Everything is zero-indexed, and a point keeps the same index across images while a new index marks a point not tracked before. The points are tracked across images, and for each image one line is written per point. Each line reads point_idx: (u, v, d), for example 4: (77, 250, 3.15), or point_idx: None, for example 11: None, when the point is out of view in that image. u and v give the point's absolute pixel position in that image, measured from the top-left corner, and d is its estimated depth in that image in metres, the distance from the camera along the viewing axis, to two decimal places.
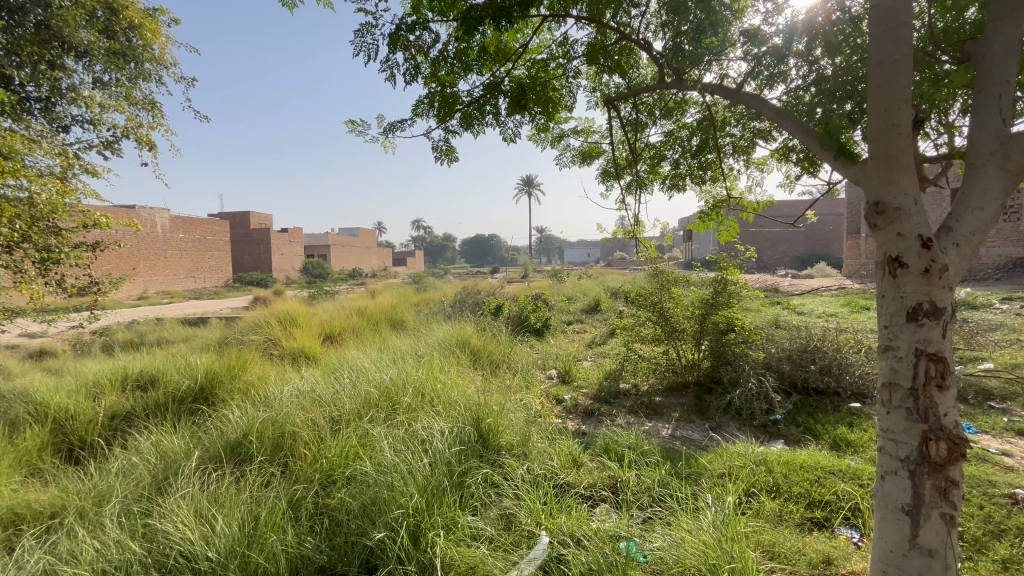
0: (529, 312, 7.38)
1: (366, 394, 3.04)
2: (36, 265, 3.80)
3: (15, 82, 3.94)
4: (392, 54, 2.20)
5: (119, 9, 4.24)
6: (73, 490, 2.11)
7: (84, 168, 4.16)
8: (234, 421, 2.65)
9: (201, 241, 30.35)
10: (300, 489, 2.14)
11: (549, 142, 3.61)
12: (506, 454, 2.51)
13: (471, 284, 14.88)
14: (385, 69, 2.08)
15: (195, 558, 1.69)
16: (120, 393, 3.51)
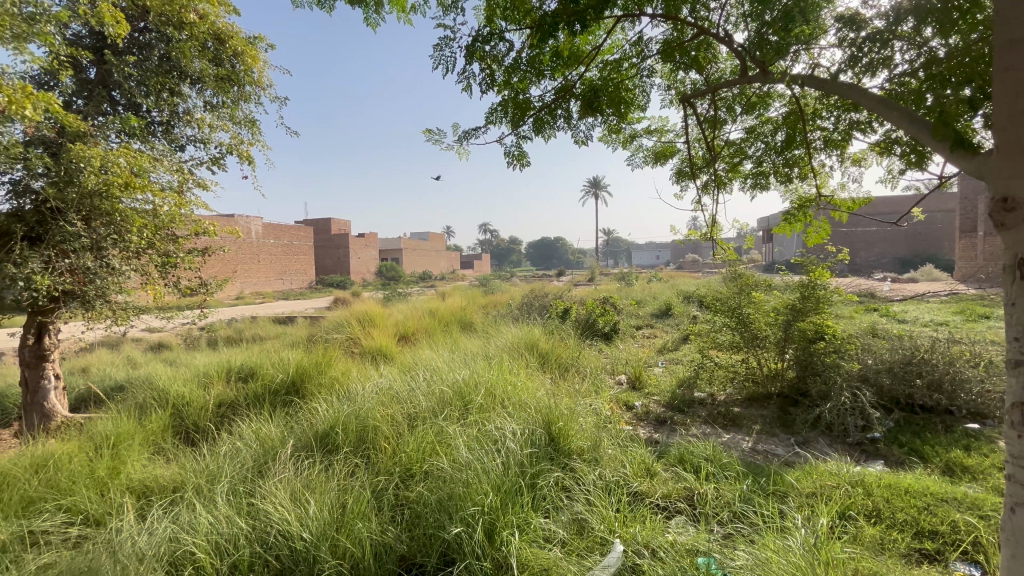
0: (597, 315, 7.28)
1: (440, 393, 3.15)
2: (157, 269, 4.30)
3: (143, 109, 4.52)
4: (468, 65, 2.34)
5: (225, 39, 4.65)
6: (190, 469, 2.38)
7: (197, 182, 4.67)
8: (322, 413, 2.86)
9: (289, 246, 32.98)
10: (382, 480, 2.26)
11: (621, 143, 3.58)
12: (578, 458, 2.50)
13: (539, 287, 14.95)
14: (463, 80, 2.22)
15: (292, 537, 1.84)
16: (225, 384, 3.92)
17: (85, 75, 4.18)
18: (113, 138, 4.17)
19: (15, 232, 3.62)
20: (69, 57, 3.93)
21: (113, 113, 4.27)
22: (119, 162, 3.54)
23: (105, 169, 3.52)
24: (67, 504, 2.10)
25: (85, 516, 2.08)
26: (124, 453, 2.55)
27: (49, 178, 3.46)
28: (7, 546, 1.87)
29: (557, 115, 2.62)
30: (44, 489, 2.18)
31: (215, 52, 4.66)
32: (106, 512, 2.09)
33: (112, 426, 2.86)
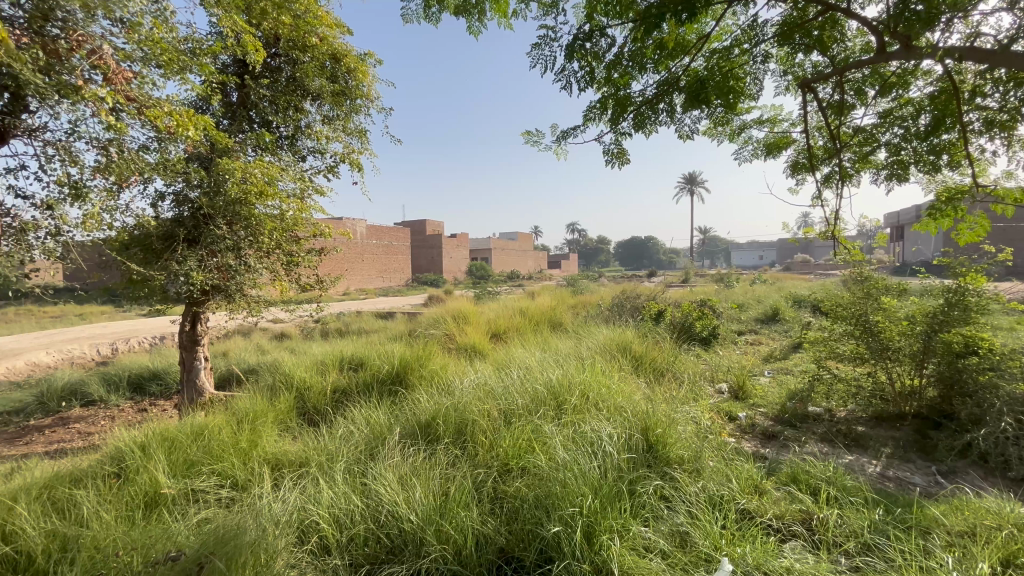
0: (694, 319, 6.89)
1: (535, 391, 3.20)
2: (283, 267, 4.83)
3: (273, 124, 5.10)
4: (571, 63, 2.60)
5: (341, 57, 5.07)
6: (313, 447, 2.64)
7: (316, 189, 5.18)
8: (424, 404, 3.04)
9: (389, 247, 35.41)
10: (481, 473, 2.35)
11: (727, 136, 3.40)
12: (678, 467, 2.39)
13: (629, 288, 14.57)
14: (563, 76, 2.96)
15: (400, 518, 1.98)
16: (339, 372, 4.30)
17: (230, 98, 4.81)
18: (251, 152, 4.77)
19: (177, 235, 4.27)
20: (220, 84, 4.57)
21: (252, 130, 4.89)
22: (255, 174, 4.03)
23: (245, 179, 4.05)
24: (218, 470, 2.43)
25: (232, 480, 2.40)
26: (260, 428, 2.90)
27: (202, 188, 4.03)
28: (175, 500, 2.21)
29: (659, 109, 2.76)
30: (201, 454, 2.55)
31: (332, 70, 5.11)
32: (248, 480, 2.39)
33: (251, 404, 3.28)
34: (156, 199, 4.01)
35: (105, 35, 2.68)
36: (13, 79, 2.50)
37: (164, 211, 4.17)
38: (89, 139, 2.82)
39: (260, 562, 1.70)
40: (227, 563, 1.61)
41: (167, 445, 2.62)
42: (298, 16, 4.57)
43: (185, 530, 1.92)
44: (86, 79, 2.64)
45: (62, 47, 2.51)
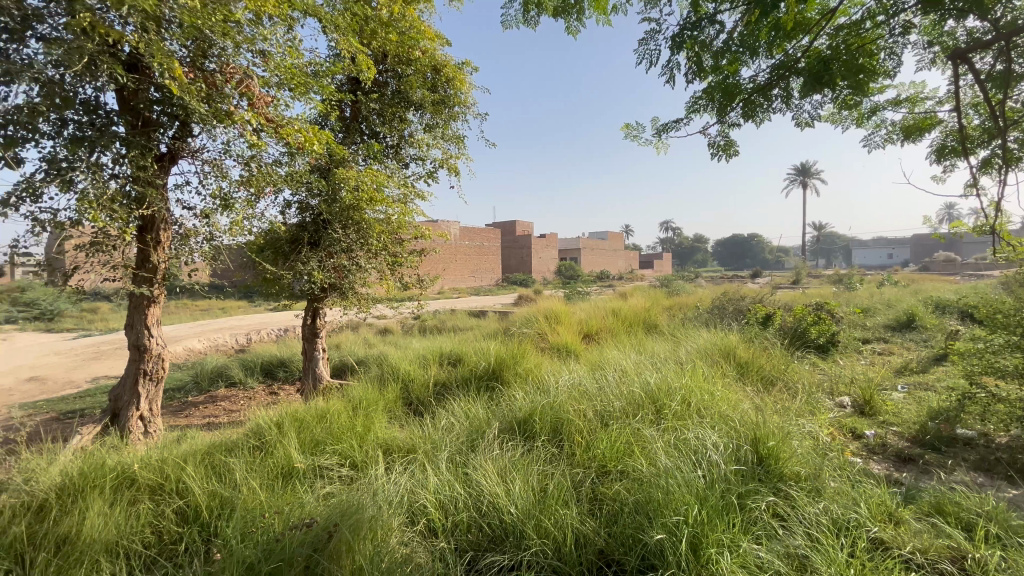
0: (809, 324, 6.25)
1: (632, 394, 3.12)
2: (389, 267, 5.21)
3: (381, 135, 5.50)
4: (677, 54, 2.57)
5: (441, 68, 5.34)
6: (419, 436, 2.83)
7: (418, 194, 5.51)
8: (521, 401, 3.11)
9: (481, 247, 36.60)
10: (580, 472, 2.36)
11: (854, 120, 3.07)
12: (794, 485, 2.20)
13: (729, 289, 13.62)
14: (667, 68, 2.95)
15: (501, 509, 2.05)
16: (439, 366, 4.55)
17: (344, 113, 5.26)
18: (362, 161, 5.20)
19: (301, 239, 4.79)
20: (338, 102, 5.05)
21: (362, 142, 5.33)
22: (365, 182, 4.39)
23: (358, 187, 4.43)
24: (338, 450, 2.69)
25: (350, 460, 2.65)
26: (372, 414, 3.16)
27: (322, 196, 4.49)
28: (305, 473, 2.49)
29: (772, 95, 2.65)
30: (324, 434, 2.83)
31: (433, 81, 5.40)
32: (364, 461, 2.63)
33: (364, 392, 3.58)
34: (285, 207, 4.53)
35: (249, 66, 3.10)
36: (182, 110, 2.98)
37: (290, 218, 4.70)
38: (236, 157, 3.28)
39: (377, 537, 1.86)
40: (351, 534, 1.79)
41: (297, 424, 2.95)
42: (404, 32, 4.90)
43: (314, 501, 2.16)
44: (235, 105, 3.09)
45: (217, 79, 2.96)
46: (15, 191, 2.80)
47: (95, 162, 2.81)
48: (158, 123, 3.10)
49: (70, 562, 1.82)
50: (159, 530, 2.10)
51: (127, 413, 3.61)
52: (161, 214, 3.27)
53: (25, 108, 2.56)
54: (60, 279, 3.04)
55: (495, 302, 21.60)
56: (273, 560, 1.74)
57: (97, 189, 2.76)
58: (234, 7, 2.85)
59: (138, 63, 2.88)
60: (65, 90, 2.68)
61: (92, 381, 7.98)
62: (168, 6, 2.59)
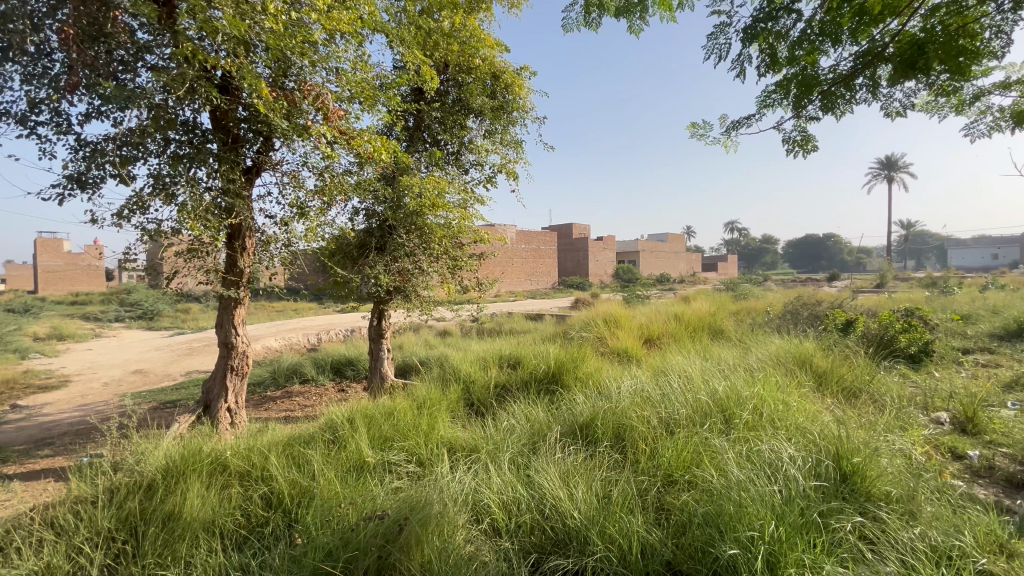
0: (897, 331, 5.72)
1: (699, 401, 3.00)
2: (449, 271, 5.33)
3: (442, 142, 5.65)
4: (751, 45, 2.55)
5: (500, 74, 5.42)
6: (481, 436, 2.88)
7: (478, 199, 5.61)
8: (582, 405, 3.09)
9: (538, 251, 36.69)
10: (645, 480, 2.31)
11: (955, 107, 2.80)
12: (885, 506, 2.02)
13: (803, 293, 12.74)
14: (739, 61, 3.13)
15: (564, 514, 2.05)
16: (499, 368, 4.61)
17: (407, 122, 5.45)
18: (424, 169, 5.38)
19: (368, 244, 5.03)
20: (402, 112, 5.26)
21: (424, 149, 5.50)
22: (428, 189, 4.56)
23: (420, 194, 4.61)
24: (405, 447, 2.80)
25: (417, 457, 2.75)
26: (436, 413, 3.26)
27: (387, 203, 4.69)
28: (375, 467, 2.62)
29: (854, 85, 2.63)
30: (392, 430, 2.95)
31: (492, 88, 5.50)
32: (430, 458, 2.72)
33: (428, 392, 3.70)
34: (353, 214, 4.78)
35: (324, 83, 3.30)
36: (266, 126, 3.24)
37: (359, 224, 4.95)
38: (311, 168, 3.51)
39: (445, 533, 1.92)
40: (419, 528, 1.87)
41: (367, 420, 3.09)
42: (464, 41, 5.04)
43: (385, 495, 2.27)
44: (312, 119, 3.31)
45: (296, 96, 3.18)
46: (128, 205, 3.17)
47: (193, 177, 3.12)
48: (246, 139, 3.39)
49: (175, 537, 2.06)
50: (247, 512, 2.29)
51: (217, 405, 3.95)
52: (247, 222, 3.56)
53: (138, 131, 2.90)
54: (162, 281, 3.40)
55: (551, 305, 21.54)
56: (349, 549, 1.85)
57: (194, 201, 3.07)
58: (311, 28, 3.06)
59: (230, 85, 3.17)
60: (169, 113, 3.00)
61: (186, 375, 8.81)
62: (255, 32, 2.83)
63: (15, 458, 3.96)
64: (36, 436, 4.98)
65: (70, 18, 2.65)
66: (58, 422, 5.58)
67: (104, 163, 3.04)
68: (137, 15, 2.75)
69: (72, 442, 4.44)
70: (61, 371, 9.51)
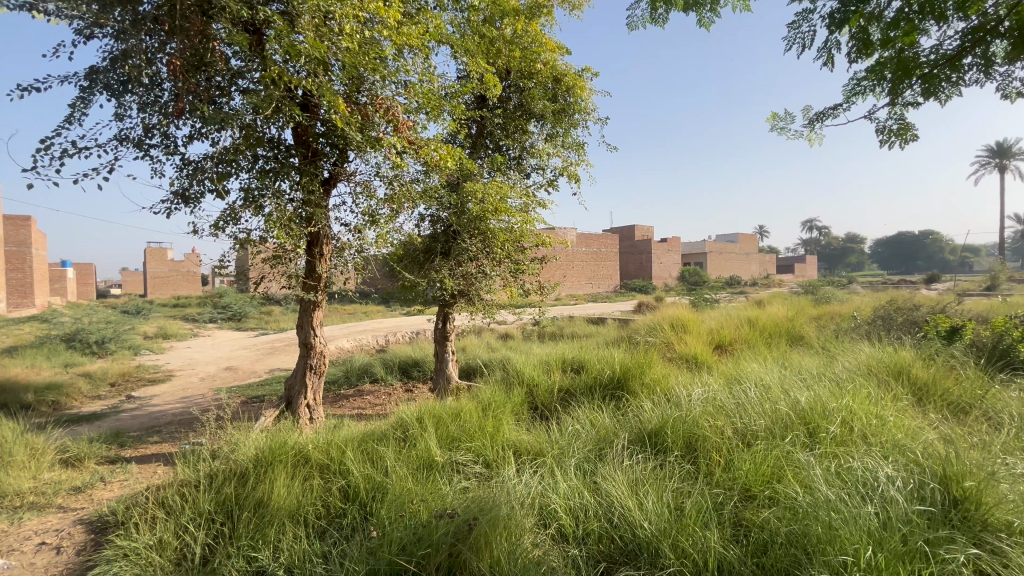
0: (1015, 339, 5.04)
1: (778, 412, 2.82)
2: (511, 274, 5.37)
3: (505, 147, 5.72)
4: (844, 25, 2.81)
5: (561, 77, 5.42)
6: (546, 440, 2.88)
7: (540, 203, 5.63)
8: (650, 413, 2.99)
9: (598, 253, 36.15)
10: (720, 494, 2.20)
11: None
12: (1006, 538, 1.79)
13: (897, 296, 11.57)
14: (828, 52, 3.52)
15: (634, 524, 2.00)
16: (562, 372, 4.58)
17: (470, 130, 5.55)
18: (487, 174, 5.49)
19: (434, 249, 5.19)
20: (466, 120, 5.37)
21: (488, 156, 5.59)
22: (491, 194, 4.65)
23: (483, 199, 4.71)
24: (472, 448, 2.85)
25: (483, 458, 2.79)
26: (501, 416, 3.29)
27: (451, 209, 4.82)
28: (443, 467, 2.69)
29: (958, 65, 2.79)
30: (459, 431, 3.01)
31: (554, 91, 5.50)
32: (495, 460, 2.75)
33: (492, 395, 3.74)
34: (420, 220, 4.96)
35: (393, 96, 3.46)
36: (342, 140, 3.44)
37: (424, 230, 5.12)
38: (382, 177, 3.69)
39: (513, 535, 1.94)
40: (488, 529, 1.90)
41: (435, 420, 3.18)
42: (526, 47, 5.12)
43: (453, 494, 2.33)
44: (383, 131, 3.48)
45: (370, 110, 3.36)
46: (223, 217, 3.49)
47: (278, 189, 3.38)
48: (325, 153, 3.62)
49: (265, 522, 2.23)
50: (327, 503, 2.43)
51: (298, 401, 4.24)
52: (324, 230, 3.79)
53: (231, 149, 3.19)
54: (250, 286, 3.70)
55: (613, 308, 21.09)
56: (422, 545, 1.92)
57: (279, 212, 3.33)
58: (382, 45, 3.23)
59: (310, 103, 3.40)
60: (257, 132, 3.27)
61: (270, 373, 9.53)
62: (332, 52, 3.02)
63: (130, 443, 4.46)
64: (147, 424, 5.59)
65: (177, 51, 2.97)
66: (164, 413, 6.23)
67: (203, 179, 3.37)
68: (231, 43, 3.02)
69: (176, 431, 4.95)
70: (166, 367, 10.62)
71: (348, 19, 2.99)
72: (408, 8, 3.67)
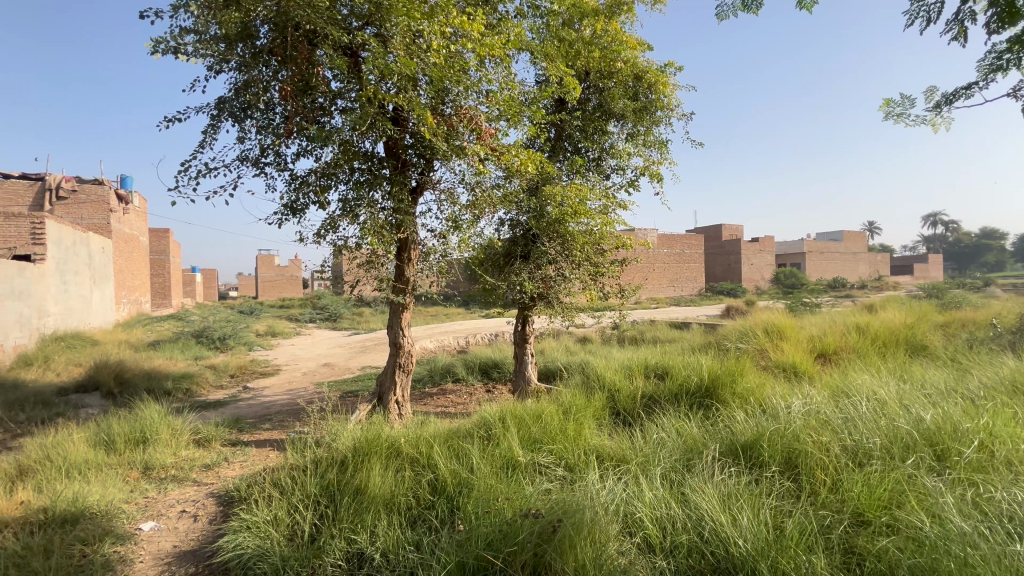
0: None
1: (896, 430, 2.52)
2: (591, 277, 5.30)
3: (584, 149, 5.67)
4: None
5: (643, 75, 5.28)
6: (630, 447, 2.81)
7: (620, 204, 5.52)
8: (744, 424, 2.80)
9: (682, 255, 34.59)
10: (827, 516, 2.01)
11: None
12: None
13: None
14: (958, 26, 3.14)
15: (727, 540, 1.89)
16: (645, 378, 4.44)
17: (549, 134, 5.57)
18: (566, 177, 5.48)
19: (514, 253, 5.28)
20: (545, 125, 5.39)
21: (567, 159, 5.58)
22: (570, 197, 4.64)
23: (562, 203, 4.72)
24: (554, 450, 2.86)
25: (565, 462, 2.78)
26: (582, 420, 3.25)
27: (531, 213, 4.87)
28: (526, 467, 2.72)
29: None
30: (541, 433, 3.03)
31: (634, 89, 5.37)
32: (578, 464, 2.74)
33: (573, 398, 3.72)
34: (500, 224, 5.07)
35: (476, 105, 3.58)
36: (429, 150, 3.63)
37: (504, 234, 5.22)
38: (465, 184, 3.83)
39: (598, 540, 1.92)
40: (572, 532, 1.91)
41: (517, 420, 3.22)
42: (605, 47, 5.08)
43: (536, 495, 2.35)
44: (467, 140, 3.61)
45: (454, 121, 3.51)
46: (324, 226, 3.82)
47: (372, 199, 3.64)
48: (413, 163, 3.83)
49: (363, 508, 2.41)
50: (417, 494, 2.56)
51: (388, 397, 4.51)
52: (412, 237, 4.01)
53: (332, 164, 3.49)
54: (346, 289, 4.00)
55: (698, 313, 20.00)
56: (508, 542, 1.96)
57: (372, 220, 3.58)
58: (466, 57, 3.37)
59: (400, 117, 3.62)
60: (354, 147, 3.54)
61: (362, 369, 10.25)
62: (421, 68, 3.21)
63: (247, 429, 5.02)
64: (260, 412, 6.25)
65: (288, 78, 3.31)
66: (273, 403, 6.93)
67: (308, 192, 3.72)
68: (332, 67, 3.31)
69: (284, 420, 5.48)
70: (275, 362, 11.82)
71: (434, 35, 3.15)
72: (489, 19, 3.78)
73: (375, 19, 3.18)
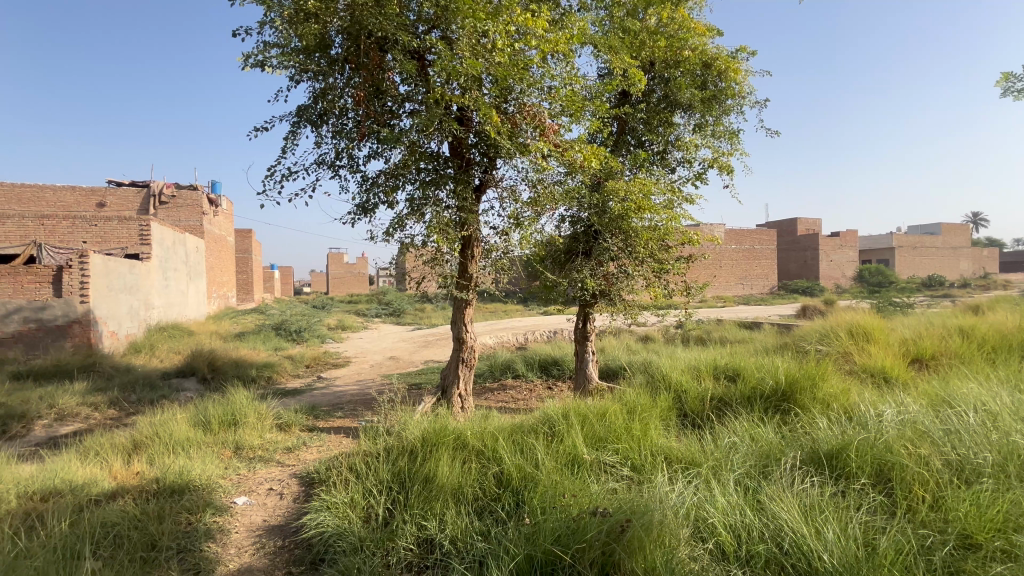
0: None
1: (1011, 446, 2.25)
2: (655, 274, 5.13)
3: (648, 142, 5.51)
4: None
5: (711, 62, 5.05)
6: (700, 450, 2.71)
7: (686, 199, 5.31)
8: (827, 431, 2.61)
9: (752, 251, 32.73)
10: (928, 536, 1.84)
11: None
12: None
13: None
14: None
15: (812, 553, 1.78)
16: (713, 380, 4.25)
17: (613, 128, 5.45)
18: (629, 172, 5.34)
19: (576, 250, 5.25)
20: (608, 119, 5.29)
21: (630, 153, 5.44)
22: (634, 192, 4.53)
23: (625, 198, 4.62)
24: (619, 449, 2.81)
25: (630, 462, 2.73)
26: (648, 420, 3.17)
27: (593, 210, 4.81)
28: (591, 465, 2.71)
29: None
30: (605, 431, 2.99)
31: (703, 78, 5.15)
32: (644, 465, 2.68)
33: (637, 398, 3.63)
34: (561, 221, 5.06)
35: (539, 102, 3.59)
36: (493, 148, 3.69)
37: (566, 231, 5.20)
38: (528, 181, 3.86)
39: (668, 543, 1.88)
40: (642, 533, 1.87)
41: (580, 418, 3.20)
42: (671, 35, 4.91)
43: (602, 494, 2.33)
44: (531, 137, 3.63)
45: (518, 118, 3.54)
46: (393, 224, 3.98)
47: (438, 198, 3.75)
48: (476, 162, 3.91)
49: (433, 496, 2.50)
50: (483, 486, 2.62)
51: (452, 391, 4.64)
52: (476, 233, 4.09)
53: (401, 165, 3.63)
54: (413, 285, 4.15)
55: (769, 312, 18.76)
56: (575, 538, 1.97)
57: (438, 218, 3.68)
58: (530, 55, 3.39)
59: (465, 117, 3.70)
60: (422, 147, 3.66)
61: (425, 363, 10.61)
62: (486, 67, 3.27)
63: (323, 416, 5.35)
64: (333, 401, 6.64)
65: (360, 83, 3.48)
66: (344, 393, 7.34)
67: (378, 193, 3.89)
68: (401, 71, 3.44)
69: (355, 409, 5.79)
70: (345, 354, 12.51)
71: (498, 35, 3.19)
72: (553, 15, 3.77)
73: (441, 22, 3.28)
